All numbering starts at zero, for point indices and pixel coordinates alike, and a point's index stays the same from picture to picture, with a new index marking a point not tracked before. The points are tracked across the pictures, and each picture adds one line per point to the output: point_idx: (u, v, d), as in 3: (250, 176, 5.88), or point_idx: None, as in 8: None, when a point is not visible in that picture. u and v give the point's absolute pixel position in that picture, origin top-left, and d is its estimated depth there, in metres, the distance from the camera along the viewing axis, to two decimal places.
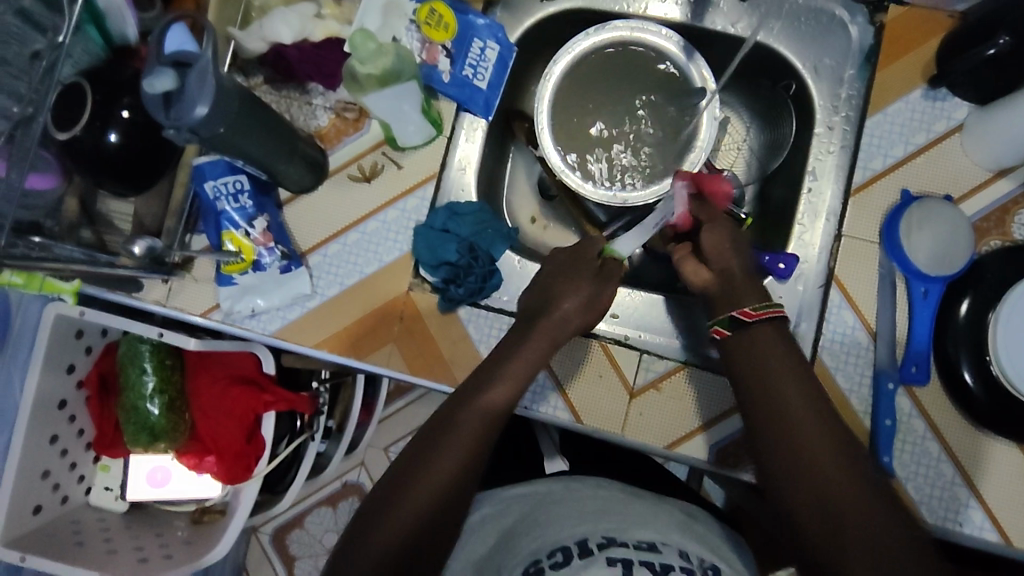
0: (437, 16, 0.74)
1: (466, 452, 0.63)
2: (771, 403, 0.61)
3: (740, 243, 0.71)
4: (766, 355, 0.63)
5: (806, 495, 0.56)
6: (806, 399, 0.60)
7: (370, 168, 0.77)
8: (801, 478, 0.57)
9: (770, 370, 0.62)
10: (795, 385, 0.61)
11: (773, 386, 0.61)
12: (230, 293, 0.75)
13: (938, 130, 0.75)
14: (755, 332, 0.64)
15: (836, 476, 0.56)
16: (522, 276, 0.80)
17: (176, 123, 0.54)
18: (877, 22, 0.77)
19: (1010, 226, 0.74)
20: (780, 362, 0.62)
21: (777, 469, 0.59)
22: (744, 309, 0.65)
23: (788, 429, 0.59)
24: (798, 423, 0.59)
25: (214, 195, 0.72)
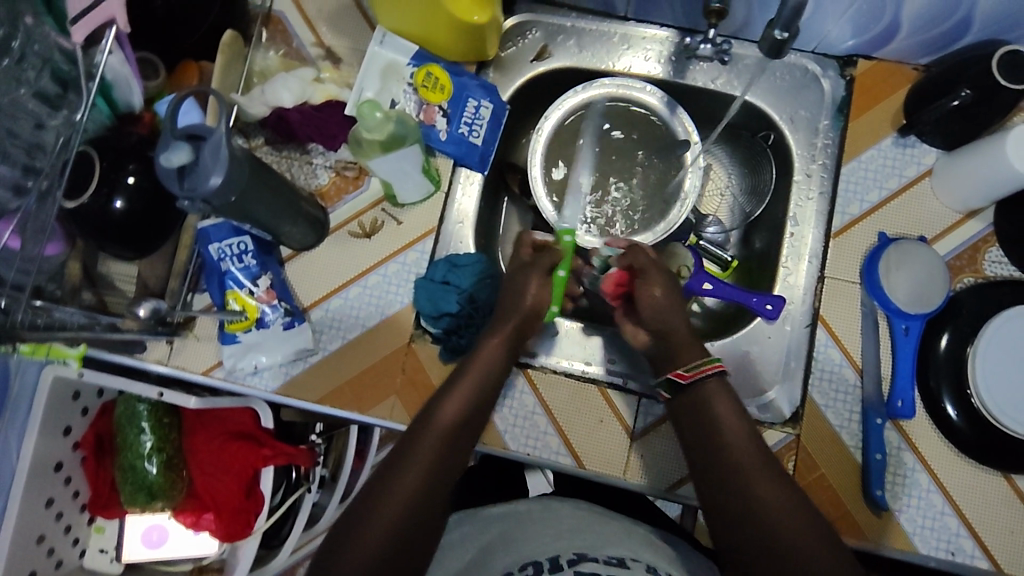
0: (433, 78, 0.78)
1: (430, 463, 0.61)
2: (712, 439, 0.65)
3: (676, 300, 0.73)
4: (714, 416, 0.66)
5: (757, 544, 0.58)
6: (753, 446, 0.64)
7: (371, 225, 0.79)
8: (743, 515, 0.60)
9: (723, 429, 0.65)
10: (747, 438, 0.64)
11: (722, 440, 0.65)
12: (233, 351, 0.75)
13: (909, 175, 0.79)
14: (699, 389, 0.68)
15: (777, 510, 0.59)
16: None
17: (191, 193, 0.56)
18: (847, 75, 0.82)
19: (982, 263, 0.78)
20: (724, 407, 0.66)
21: (733, 522, 0.60)
22: (678, 371, 0.69)
23: (743, 483, 0.61)
24: (751, 473, 0.62)
25: (218, 256, 0.73)
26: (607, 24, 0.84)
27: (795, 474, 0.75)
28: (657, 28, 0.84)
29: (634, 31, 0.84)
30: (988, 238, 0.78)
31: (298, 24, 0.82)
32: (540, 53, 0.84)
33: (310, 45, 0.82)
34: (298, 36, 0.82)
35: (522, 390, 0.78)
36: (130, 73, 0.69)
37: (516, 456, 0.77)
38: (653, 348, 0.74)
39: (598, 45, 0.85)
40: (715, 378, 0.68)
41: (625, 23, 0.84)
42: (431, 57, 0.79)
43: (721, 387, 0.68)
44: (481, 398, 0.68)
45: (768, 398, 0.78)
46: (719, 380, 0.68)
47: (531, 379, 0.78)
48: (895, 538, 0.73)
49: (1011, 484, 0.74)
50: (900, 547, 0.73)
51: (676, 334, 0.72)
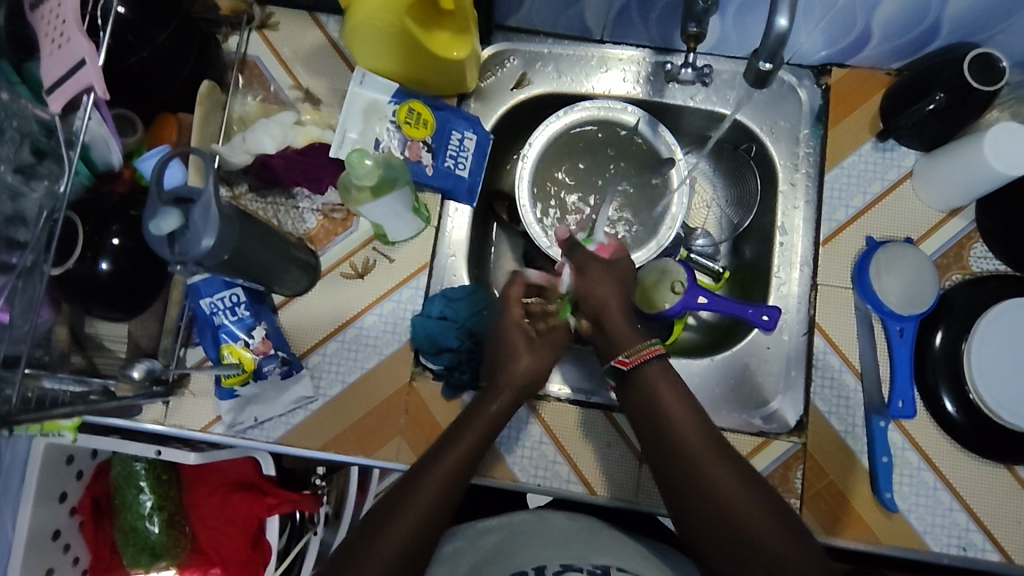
0: (416, 114, 0.78)
1: (439, 493, 0.60)
2: (667, 433, 0.63)
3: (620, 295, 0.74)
4: (658, 401, 0.65)
5: (714, 533, 0.58)
6: (707, 435, 0.62)
7: (363, 265, 0.79)
8: (705, 509, 0.59)
9: (668, 414, 0.64)
10: (697, 423, 0.63)
11: (668, 426, 0.63)
12: (232, 406, 0.74)
13: (890, 178, 0.81)
14: (641, 376, 0.67)
15: (737, 500, 0.58)
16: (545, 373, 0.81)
17: (182, 257, 0.55)
18: (823, 83, 0.83)
19: (968, 260, 0.79)
20: (671, 394, 0.65)
21: (693, 511, 0.59)
22: (620, 358, 0.68)
23: (696, 472, 0.60)
24: (701, 458, 0.61)
25: (210, 310, 0.72)
26: (584, 47, 0.85)
27: (805, 480, 0.75)
28: (633, 49, 0.85)
29: (610, 53, 0.85)
30: (973, 234, 0.80)
31: (274, 67, 0.83)
32: (519, 82, 0.85)
33: (287, 89, 0.82)
34: (276, 80, 0.83)
35: (527, 419, 0.77)
36: (108, 133, 0.67)
37: (527, 488, 0.76)
38: (595, 335, 0.74)
39: (576, 69, 0.86)
40: (656, 361, 0.67)
41: (601, 46, 0.85)
42: (411, 93, 0.79)
43: (661, 369, 0.67)
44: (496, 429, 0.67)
45: (772, 408, 0.79)
46: (658, 361, 0.67)
47: (536, 410, 0.78)
48: (906, 538, 0.74)
49: (1015, 475, 0.75)
50: (912, 547, 0.74)
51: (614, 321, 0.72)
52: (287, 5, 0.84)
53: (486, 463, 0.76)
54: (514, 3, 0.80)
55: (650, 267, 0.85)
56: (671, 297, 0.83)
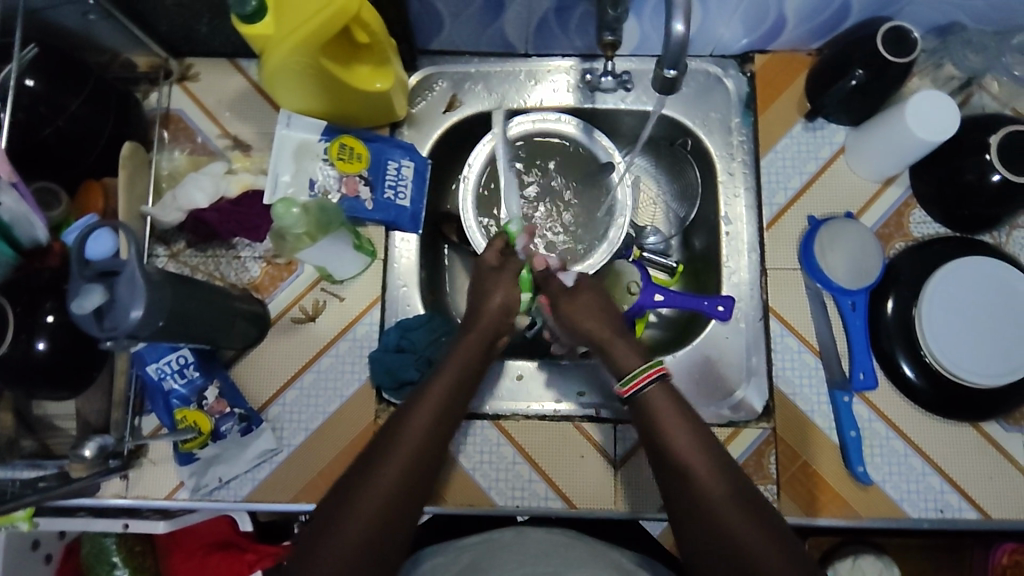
0: (348, 150, 0.76)
1: (382, 502, 0.54)
2: (655, 439, 0.59)
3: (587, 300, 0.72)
4: (649, 407, 0.60)
5: (704, 537, 0.54)
6: (697, 440, 0.57)
7: (313, 307, 0.78)
8: (692, 512, 0.55)
9: (667, 429, 0.58)
10: (685, 426, 0.58)
11: (666, 442, 0.58)
12: (194, 470, 0.73)
13: (824, 156, 0.82)
14: (639, 395, 0.61)
15: (723, 503, 0.54)
16: (518, 387, 0.80)
17: (112, 332, 0.53)
18: (747, 70, 0.85)
19: (909, 227, 0.81)
20: (666, 406, 0.59)
21: (685, 519, 0.55)
22: (619, 390, 0.62)
23: (694, 490, 0.55)
24: (698, 472, 0.56)
25: (158, 376, 0.71)
26: (511, 63, 0.86)
27: (779, 465, 0.76)
28: (559, 59, 0.86)
29: (538, 66, 0.86)
30: (910, 201, 0.81)
31: (200, 119, 0.82)
32: (451, 103, 0.85)
33: (216, 138, 0.81)
34: (203, 131, 0.81)
35: (498, 442, 0.77)
36: (30, 210, 0.66)
37: (507, 511, 0.75)
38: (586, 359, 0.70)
39: (506, 85, 0.86)
40: (658, 383, 0.61)
41: (527, 60, 0.86)
42: (341, 129, 0.78)
43: (663, 389, 0.61)
44: (446, 417, 0.61)
45: (738, 397, 0.79)
46: (660, 382, 0.61)
47: (505, 430, 0.77)
48: (882, 507, 0.75)
49: (980, 430, 0.76)
50: (891, 516, 0.75)
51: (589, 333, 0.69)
52: (206, 54, 0.82)
53: (460, 490, 0.76)
54: (433, 28, 0.80)
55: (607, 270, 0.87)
56: (629, 298, 0.84)
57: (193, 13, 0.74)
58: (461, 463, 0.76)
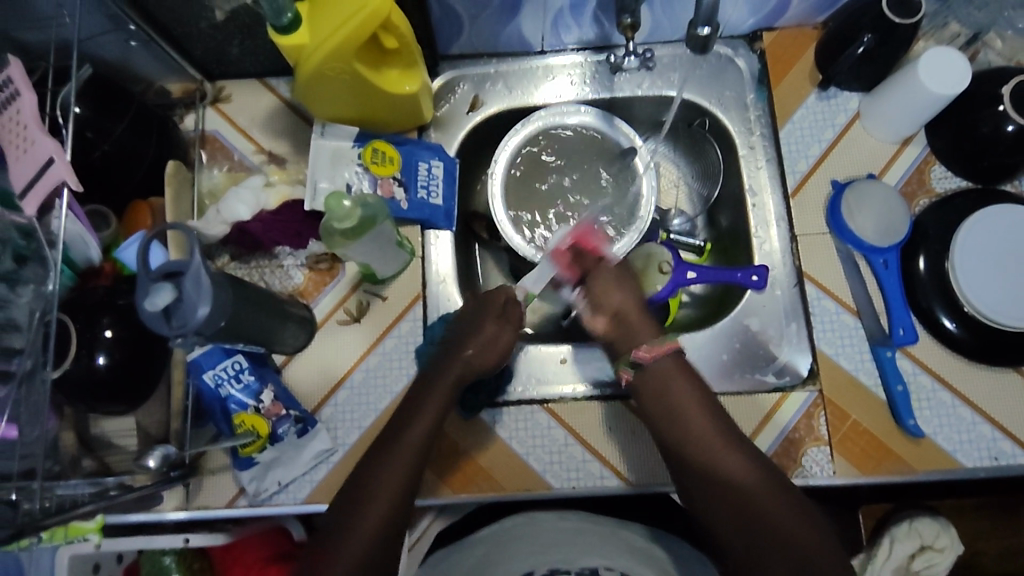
0: (380, 154, 0.80)
1: (396, 487, 0.63)
2: (683, 423, 0.67)
3: (625, 284, 0.75)
4: (669, 388, 0.68)
5: (719, 499, 0.64)
6: (712, 421, 0.67)
7: (357, 308, 0.79)
8: (712, 481, 0.64)
9: (695, 419, 0.67)
10: (704, 411, 0.67)
11: (688, 422, 0.67)
12: (253, 474, 0.73)
13: (840, 122, 0.84)
14: (657, 370, 0.69)
15: (744, 476, 0.64)
16: (546, 364, 0.82)
17: (181, 329, 0.55)
18: (757, 48, 0.88)
19: (931, 183, 0.82)
20: (684, 389, 0.68)
21: (702, 486, 0.65)
22: (640, 349, 0.70)
23: (716, 467, 0.65)
24: (719, 452, 0.65)
25: (215, 382, 0.71)
26: (528, 61, 0.89)
27: (829, 426, 0.76)
28: (574, 54, 0.89)
29: (554, 62, 0.90)
30: (929, 158, 0.83)
31: (235, 137, 0.85)
32: (474, 104, 0.89)
33: (251, 154, 0.84)
34: (238, 149, 0.84)
35: (548, 425, 0.78)
36: (84, 229, 0.68)
37: (563, 492, 0.76)
38: (612, 332, 0.73)
39: (524, 82, 0.90)
40: (671, 357, 0.70)
41: (543, 56, 0.89)
42: (372, 134, 0.81)
43: (678, 365, 0.70)
44: (446, 414, 0.69)
45: (781, 362, 0.80)
46: (674, 357, 0.70)
47: (555, 413, 0.78)
48: (935, 459, 0.75)
49: None
50: (945, 467, 0.75)
51: (630, 316, 0.72)
52: (236, 75, 0.86)
53: (515, 476, 0.76)
54: (453, 32, 0.84)
55: (637, 253, 0.88)
56: (661, 279, 0.85)
57: (226, 34, 0.78)
58: (514, 449, 0.77)
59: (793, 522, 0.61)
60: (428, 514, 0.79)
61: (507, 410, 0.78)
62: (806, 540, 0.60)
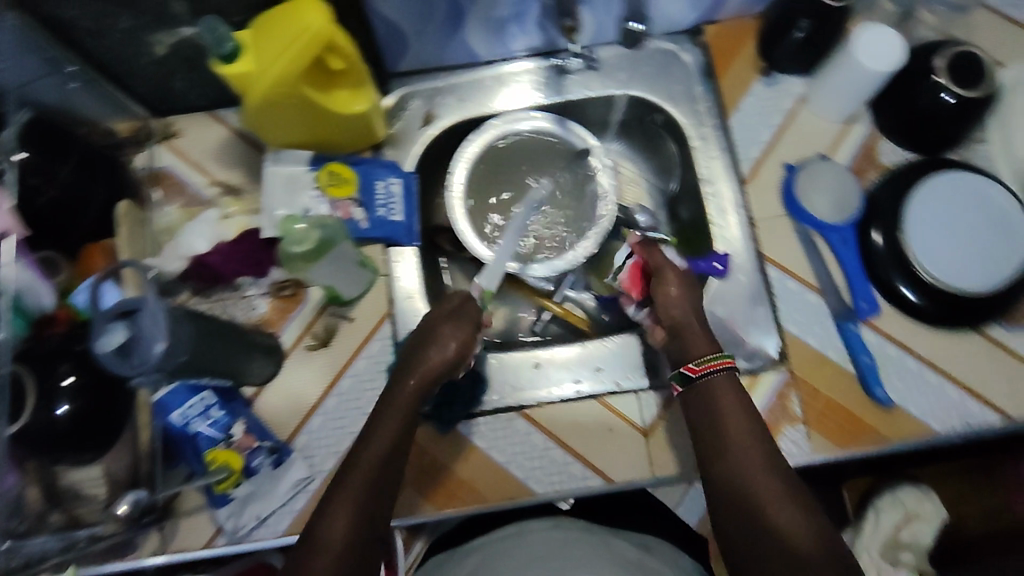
0: (336, 175, 0.79)
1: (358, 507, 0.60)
2: (716, 436, 0.64)
3: (695, 298, 0.73)
4: (712, 401, 0.66)
5: (738, 512, 0.60)
6: (750, 432, 0.64)
7: (325, 332, 0.78)
8: (732, 494, 0.61)
9: (730, 422, 0.64)
10: (745, 426, 0.64)
11: (723, 434, 0.64)
12: (230, 510, 0.72)
13: (787, 107, 0.86)
14: (705, 383, 0.67)
15: (765, 491, 0.59)
16: (519, 369, 0.81)
17: (140, 368, 0.54)
18: (700, 42, 0.90)
19: (879, 158, 0.84)
20: (730, 403, 0.65)
21: (722, 499, 0.62)
22: (690, 365, 0.68)
23: (739, 479, 0.61)
24: (746, 464, 0.61)
25: (183, 422, 0.69)
26: (478, 72, 0.90)
27: (803, 404, 0.77)
28: (523, 61, 0.90)
29: (504, 71, 0.91)
30: (875, 135, 0.85)
31: (188, 172, 0.84)
32: (427, 118, 0.89)
33: (205, 187, 0.83)
34: (192, 183, 0.83)
35: (527, 431, 0.78)
36: (34, 277, 0.68)
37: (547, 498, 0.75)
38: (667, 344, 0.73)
39: (476, 93, 0.90)
40: (725, 373, 0.67)
41: (492, 66, 0.90)
42: (326, 156, 0.81)
43: (726, 380, 0.67)
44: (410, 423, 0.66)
45: (752, 346, 0.80)
46: (726, 374, 0.67)
47: (532, 418, 0.78)
48: (907, 427, 0.76)
49: (987, 336, 0.78)
50: (918, 433, 0.76)
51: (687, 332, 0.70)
52: (185, 110, 0.86)
53: (497, 486, 0.76)
54: (400, 49, 0.84)
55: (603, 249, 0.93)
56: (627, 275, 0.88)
57: (170, 68, 0.78)
58: (495, 459, 0.77)
59: (802, 538, 0.56)
60: (420, 539, 0.81)
61: (485, 420, 0.78)
62: (807, 553, 0.55)
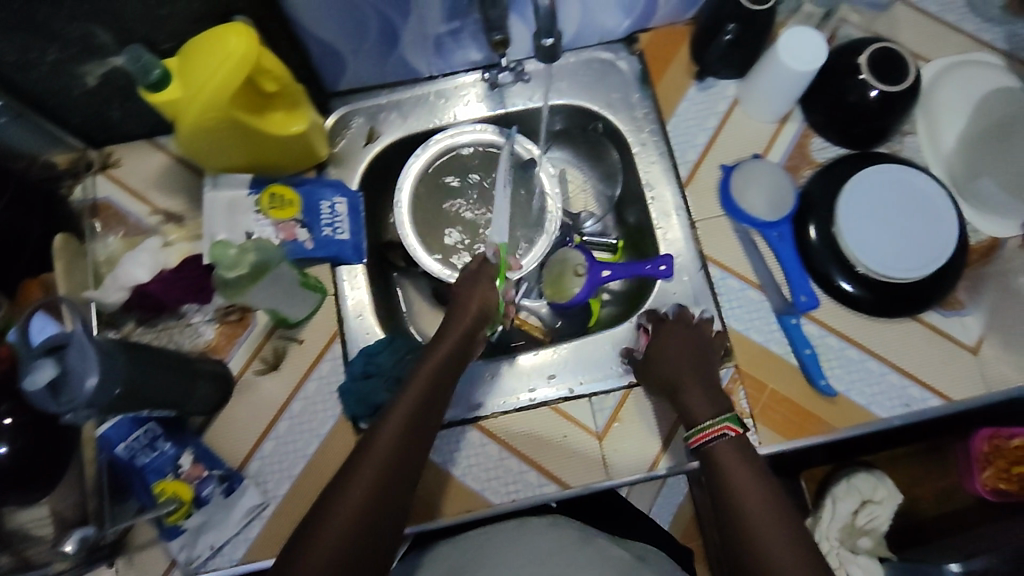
0: (279, 197, 0.78)
1: (366, 493, 0.58)
2: (727, 503, 0.61)
3: (697, 364, 0.73)
4: (720, 472, 0.63)
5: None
6: (763, 497, 0.60)
7: (274, 355, 0.78)
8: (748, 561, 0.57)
9: (740, 491, 0.61)
10: (757, 491, 0.61)
11: (734, 501, 0.61)
12: (183, 542, 0.71)
13: (722, 110, 0.88)
14: (709, 454, 0.66)
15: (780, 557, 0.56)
16: (475, 380, 0.82)
17: (70, 405, 0.54)
18: (636, 49, 0.91)
19: (812, 155, 0.87)
20: (739, 471, 0.63)
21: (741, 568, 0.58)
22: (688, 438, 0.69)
23: (753, 547, 0.57)
24: (760, 530, 0.58)
25: (129, 453, 0.72)
26: (418, 89, 0.91)
27: (750, 399, 0.78)
28: (463, 76, 0.91)
29: (445, 86, 0.91)
30: (808, 133, 0.87)
31: (129, 202, 0.83)
32: (370, 136, 0.89)
33: (147, 216, 0.82)
34: (133, 212, 0.83)
35: (482, 443, 0.78)
36: None
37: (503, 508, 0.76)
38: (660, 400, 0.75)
39: (418, 109, 0.91)
40: (722, 440, 0.66)
41: (432, 82, 0.91)
42: (267, 179, 0.80)
43: (730, 448, 0.65)
44: (438, 390, 0.66)
45: None
46: (729, 443, 0.65)
47: (487, 430, 0.79)
48: (851, 415, 0.78)
49: (924, 322, 0.81)
50: (863, 420, 0.78)
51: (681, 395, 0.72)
52: (124, 139, 0.85)
53: (454, 499, 0.76)
54: (337, 69, 0.85)
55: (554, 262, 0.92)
56: (577, 282, 0.88)
57: (103, 98, 0.77)
58: (452, 472, 0.77)
59: None
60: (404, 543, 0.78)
61: (438, 435, 0.78)
62: None
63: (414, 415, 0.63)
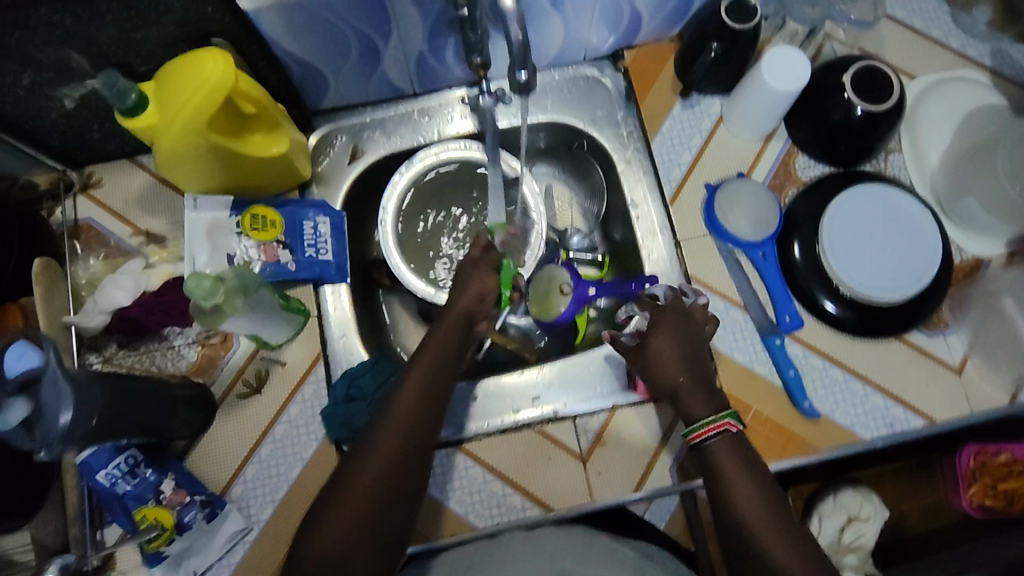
0: (260, 219, 0.78)
1: (364, 498, 0.57)
2: (725, 501, 0.60)
3: (690, 356, 0.68)
4: (720, 471, 0.61)
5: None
6: (763, 495, 0.59)
7: (256, 377, 0.78)
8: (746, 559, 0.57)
9: (738, 491, 0.59)
10: (753, 489, 0.59)
11: (732, 497, 0.60)
12: (164, 569, 0.71)
13: (706, 128, 0.88)
14: (707, 452, 0.63)
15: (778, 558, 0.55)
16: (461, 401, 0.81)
17: (44, 441, 0.54)
18: (621, 67, 0.91)
19: (797, 173, 0.87)
20: (738, 472, 0.60)
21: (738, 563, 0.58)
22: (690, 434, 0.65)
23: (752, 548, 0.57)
24: (757, 528, 0.57)
25: (109, 482, 0.69)
26: (402, 106, 0.90)
27: None
28: (448, 93, 0.91)
29: (428, 103, 0.91)
30: (792, 151, 0.87)
31: (110, 222, 0.83)
32: (353, 155, 0.89)
33: (129, 237, 0.82)
34: (115, 233, 0.82)
35: (467, 466, 0.78)
36: None
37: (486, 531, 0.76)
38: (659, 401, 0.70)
39: (401, 128, 0.91)
40: (723, 436, 0.63)
41: (416, 99, 0.91)
42: (247, 199, 0.80)
43: (730, 444, 0.62)
44: (434, 382, 0.64)
45: None
46: (727, 438, 0.63)
47: (472, 453, 0.78)
48: (834, 435, 0.78)
49: (907, 342, 0.81)
50: (845, 441, 0.78)
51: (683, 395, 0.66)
52: (105, 159, 0.84)
53: (437, 522, 0.76)
54: (319, 89, 0.84)
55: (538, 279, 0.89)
56: (562, 300, 0.86)
57: (82, 120, 0.76)
58: (436, 495, 0.77)
59: None
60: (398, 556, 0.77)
61: None
62: None
63: (416, 406, 0.62)
